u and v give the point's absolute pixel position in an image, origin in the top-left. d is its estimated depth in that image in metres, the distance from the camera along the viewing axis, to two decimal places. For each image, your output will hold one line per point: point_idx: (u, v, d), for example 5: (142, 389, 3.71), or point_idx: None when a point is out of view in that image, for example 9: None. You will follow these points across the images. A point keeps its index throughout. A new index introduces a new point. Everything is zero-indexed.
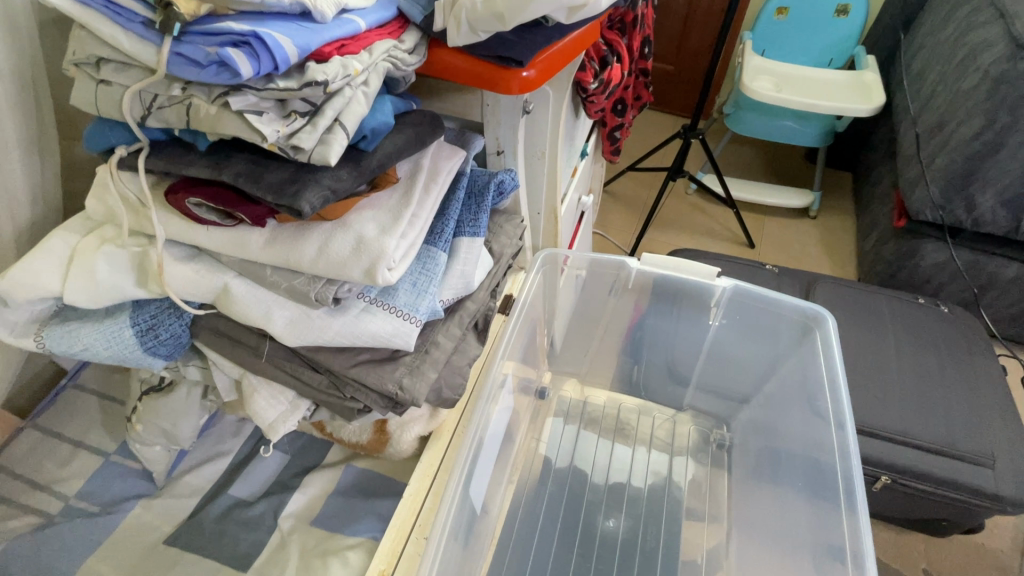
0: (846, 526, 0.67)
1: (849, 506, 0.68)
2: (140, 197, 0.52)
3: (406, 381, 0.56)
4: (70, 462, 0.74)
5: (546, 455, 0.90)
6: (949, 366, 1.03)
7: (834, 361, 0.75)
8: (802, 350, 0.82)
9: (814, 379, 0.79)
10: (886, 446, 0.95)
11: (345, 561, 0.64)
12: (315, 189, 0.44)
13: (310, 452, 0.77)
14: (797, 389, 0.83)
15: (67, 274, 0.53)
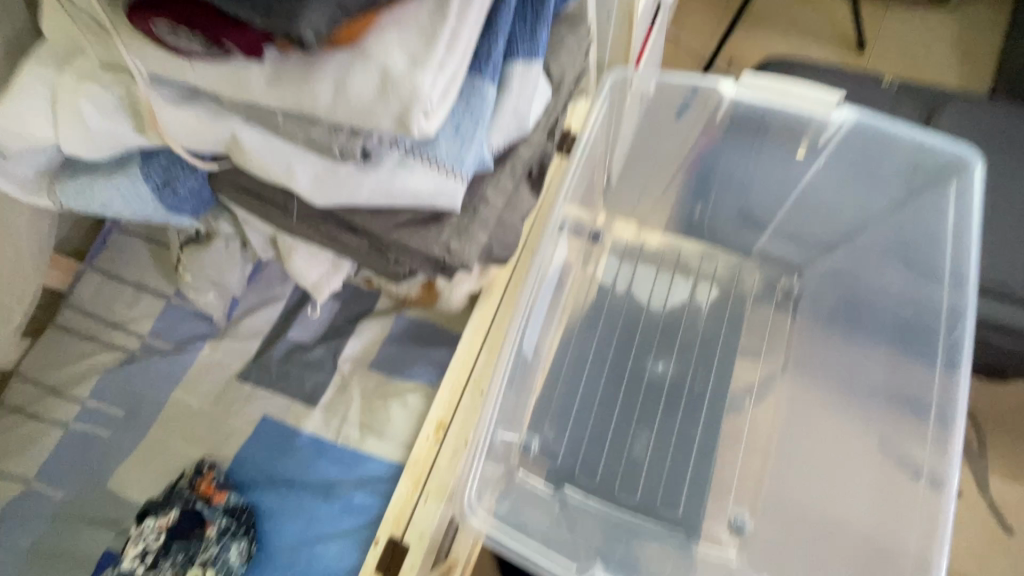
0: (937, 383, 0.64)
1: (948, 364, 0.63)
2: (98, 19, 0.41)
3: (454, 244, 0.49)
4: (136, 303, 0.77)
5: (603, 281, 0.87)
6: None
7: (967, 201, 0.65)
8: (926, 198, 0.70)
9: (937, 231, 0.69)
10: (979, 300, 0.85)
11: (405, 403, 0.68)
12: (318, 3, 0.31)
13: (361, 299, 0.77)
14: (904, 240, 0.73)
15: (54, 119, 0.45)
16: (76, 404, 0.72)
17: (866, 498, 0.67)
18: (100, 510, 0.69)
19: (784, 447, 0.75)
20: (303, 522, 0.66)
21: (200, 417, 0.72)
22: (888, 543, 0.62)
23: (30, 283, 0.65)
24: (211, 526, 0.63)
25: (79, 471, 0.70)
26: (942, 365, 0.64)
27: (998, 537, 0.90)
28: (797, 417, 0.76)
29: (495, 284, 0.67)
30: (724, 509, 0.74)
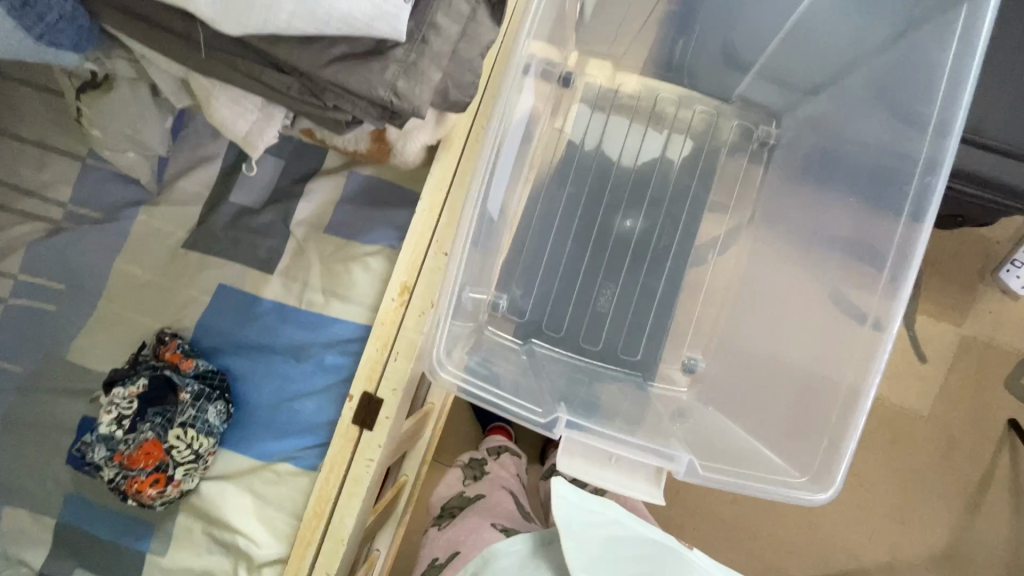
0: (897, 235, 0.61)
1: (914, 215, 0.60)
2: None
3: (401, 84, 0.42)
4: (46, 166, 0.68)
5: (571, 136, 0.81)
6: None
7: (978, 33, 0.57)
8: (930, 27, 0.61)
9: (933, 67, 0.61)
10: None
11: (366, 267, 0.65)
12: None
13: (307, 157, 0.70)
14: (898, 77, 0.65)
15: None
16: (8, 279, 0.68)
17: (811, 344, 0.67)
18: (65, 381, 0.68)
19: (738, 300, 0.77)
20: (277, 383, 0.67)
21: (150, 288, 0.69)
22: (821, 383, 0.64)
23: None
24: (184, 391, 0.63)
25: (31, 345, 0.68)
26: (906, 216, 0.61)
27: (914, 366, 1.02)
28: (758, 271, 0.76)
29: (454, 138, 0.61)
30: (678, 360, 0.79)
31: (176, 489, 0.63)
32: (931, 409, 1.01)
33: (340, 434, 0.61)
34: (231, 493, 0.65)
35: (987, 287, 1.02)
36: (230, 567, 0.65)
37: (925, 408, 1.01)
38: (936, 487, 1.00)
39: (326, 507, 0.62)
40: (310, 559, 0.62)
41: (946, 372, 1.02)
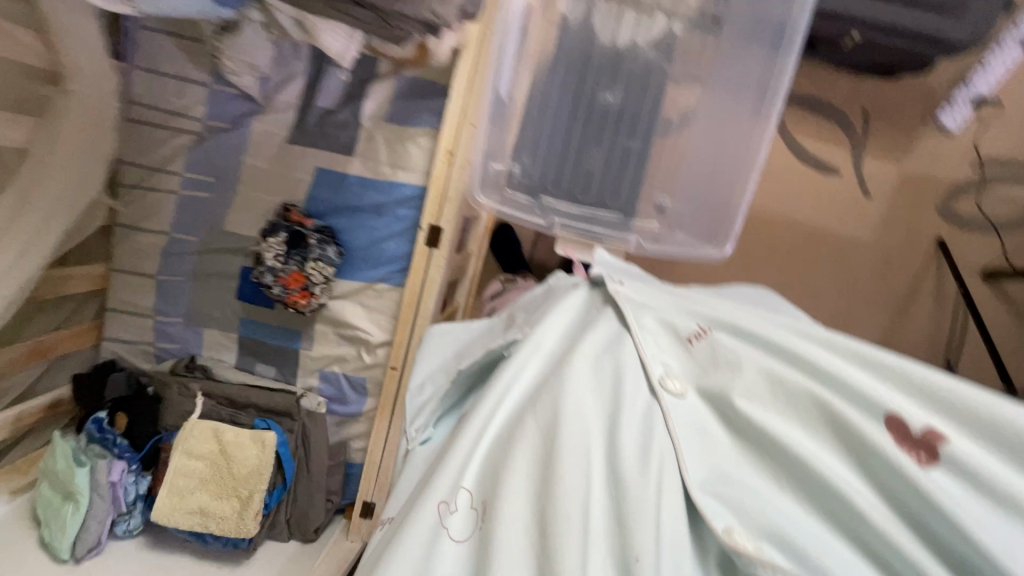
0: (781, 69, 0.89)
1: (788, 49, 0.88)
2: None
3: (438, 8, 0.69)
4: (185, 93, 0.97)
5: (560, 27, 0.96)
6: None
7: None
8: None
9: None
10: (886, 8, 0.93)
11: (418, 144, 0.95)
12: None
13: (365, 64, 0.95)
14: None
15: None
16: (177, 177, 1.01)
17: (721, 188, 0.98)
18: (228, 243, 1.02)
19: (692, 170, 1.01)
20: (367, 231, 0.98)
21: (272, 173, 0.99)
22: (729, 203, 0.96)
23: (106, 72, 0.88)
24: (310, 237, 0.96)
25: (201, 221, 1.02)
26: (784, 54, 0.89)
27: (859, 202, 1.33)
28: (707, 133, 0.99)
29: (473, 38, 0.89)
30: (651, 202, 1.02)
31: (315, 302, 0.97)
32: (872, 236, 1.34)
33: (417, 251, 0.95)
34: (351, 306, 1.01)
35: (926, 129, 1.30)
36: (356, 351, 1.02)
37: (867, 236, 1.34)
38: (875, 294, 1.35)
39: (414, 299, 0.97)
40: (409, 328, 0.98)
41: (883, 203, 1.33)
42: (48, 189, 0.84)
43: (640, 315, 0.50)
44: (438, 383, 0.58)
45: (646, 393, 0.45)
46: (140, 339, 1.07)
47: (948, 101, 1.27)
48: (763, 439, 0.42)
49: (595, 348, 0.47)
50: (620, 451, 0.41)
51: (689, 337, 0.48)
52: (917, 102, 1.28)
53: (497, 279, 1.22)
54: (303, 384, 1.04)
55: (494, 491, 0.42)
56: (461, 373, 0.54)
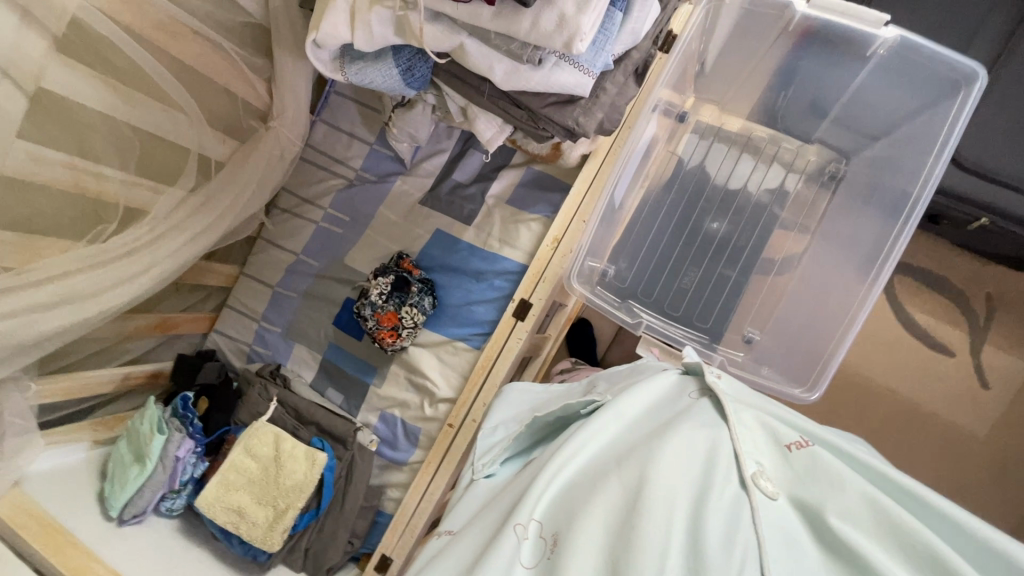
0: (894, 234, 0.87)
1: (906, 219, 0.86)
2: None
3: (581, 119, 0.80)
4: (351, 147, 1.16)
5: (680, 159, 1.05)
6: None
7: (954, 128, 0.83)
8: (935, 108, 0.87)
9: (933, 132, 0.87)
10: (1022, 199, 0.92)
11: (530, 227, 1.04)
12: (550, 13, 0.64)
13: (502, 153, 1.08)
14: (916, 141, 0.89)
15: (352, 26, 0.74)
16: (321, 211, 1.17)
17: (817, 334, 0.94)
18: (342, 274, 1.14)
19: (788, 311, 0.99)
20: (462, 292, 1.06)
21: (398, 225, 1.13)
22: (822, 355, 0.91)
23: (301, 119, 1.09)
24: (413, 285, 1.05)
25: (326, 251, 1.16)
26: (902, 222, 0.87)
27: (976, 393, 1.22)
28: (814, 278, 0.97)
29: (600, 151, 1.00)
30: (739, 334, 1.01)
31: (400, 343, 1.05)
32: (987, 434, 1.20)
33: (504, 320, 1.01)
34: (428, 356, 1.06)
35: None
36: (419, 401, 1.06)
37: (981, 432, 1.20)
38: (982, 501, 1.19)
39: (488, 364, 1.01)
40: (475, 392, 1.00)
41: (1003, 401, 1.20)
42: (226, 196, 1.01)
43: (739, 412, 0.50)
44: (511, 428, 0.61)
45: (736, 484, 0.45)
46: (241, 340, 1.19)
47: None
48: (858, 565, 0.39)
49: (692, 428, 0.48)
50: (704, 530, 0.40)
51: (789, 444, 0.47)
52: None
53: (566, 363, 1.24)
54: (363, 419, 1.08)
55: (565, 531, 0.44)
56: (536, 419, 0.57)
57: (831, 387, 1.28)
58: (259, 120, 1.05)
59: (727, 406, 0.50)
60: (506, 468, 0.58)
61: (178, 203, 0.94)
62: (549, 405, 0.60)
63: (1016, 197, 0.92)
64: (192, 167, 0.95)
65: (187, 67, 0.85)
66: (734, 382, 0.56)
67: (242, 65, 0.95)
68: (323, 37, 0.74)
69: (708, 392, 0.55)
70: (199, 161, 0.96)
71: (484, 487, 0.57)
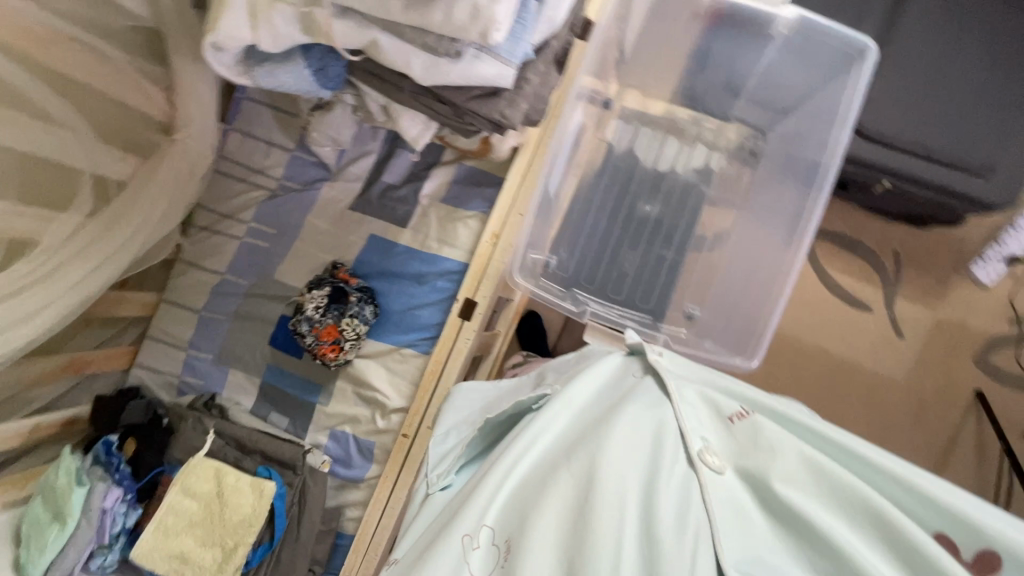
0: (811, 204, 0.92)
1: (819, 189, 0.91)
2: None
3: (507, 111, 0.79)
4: (269, 155, 1.10)
5: (608, 144, 1.07)
6: (993, 72, 0.99)
7: (855, 98, 0.88)
8: (838, 80, 0.93)
9: (838, 103, 0.92)
10: (916, 162, 1.01)
11: (467, 224, 1.02)
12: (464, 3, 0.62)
13: (431, 151, 1.06)
14: (824, 113, 0.95)
15: (253, 25, 0.68)
16: (244, 225, 1.10)
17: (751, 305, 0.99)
18: (273, 291, 1.08)
19: (724, 285, 1.03)
20: (404, 296, 1.03)
21: (329, 233, 1.08)
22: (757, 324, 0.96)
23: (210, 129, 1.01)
24: (351, 295, 1.01)
25: (253, 268, 1.09)
26: (817, 192, 0.92)
27: (893, 342, 1.32)
28: (743, 251, 1.02)
29: (529, 142, 1.00)
30: (681, 311, 1.04)
31: (343, 356, 1.00)
32: (905, 378, 1.31)
33: (450, 322, 0.99)
34: (375, 367, 1.03)
35: (957, 279, 1.32)
36: (370, 414, 1.02)
37: (900, 377, 1.31)
38: (906, 440, 1.30)
39: (438, 368, 0.99)
40: (427, 398, 0.98)
41: (917, 347, 1.31)
42: (133, 217, 0.93)
43: (682, 388, 0.51)
44: (463, 432, 0.59)
45: (683, 463, 0.45)
46: (168, 372, 1.10)
47: (981, 255, 1.29)
48: (800, 525, 0.41)
49: (639, 412, 0.48)
50: (656, 513, 0.41)
51: (730, 416, 0.48)
52: (948, 251, 1.32)
53: (518, 357, 1.23)
54: (311, 441, 1.03)
55: (521, 531, 0.43)
56: (488, 420, 0.56)
57: (769, 352, 1.35)
58: (162, 133, 0.97)
59: (670, 385, 0.51)
60: (462, 473, 0.57)
61: (76, 231, 0.85)
62: (499, 404, 0.59)
63: (911, 160, 1.01)
64: (87, 190, 0.86)
65: (67, 78, 0.76)
66: (677, 357, 0.57)
67: (132, 73, 0.86)
68: (221, 39, 0.69)
69: (651, 372, 0.56)
70: (95, 182, 0.88)
71: (441, 496, 0.55)
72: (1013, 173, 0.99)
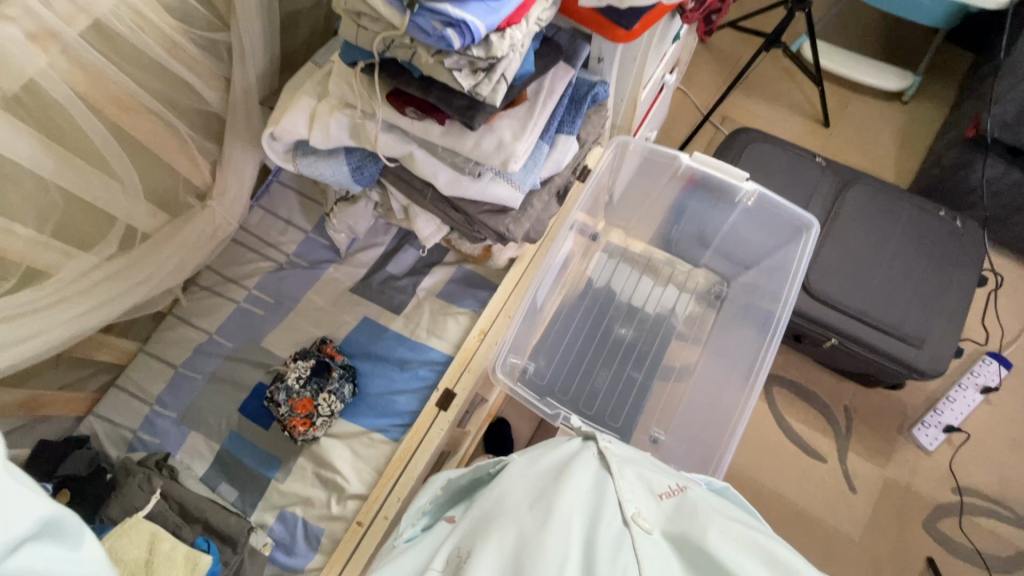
0: (765, 346, 1.02)
1: (773, 334, 1.02)
2: (349, 99, 0.80)
3: (511, 226, 0.91)
4: (286, 233, 1.19)
5: (591, 273, 1.20)
6: (914, 260, 1.18)
7: (801, 260, 1.04)
8: (789, 245, 1.09)
9: (788, 265, 1.08)
10: (855, 324, 1.15)
11: (457, 320, 1.09)
12: (491, 137, 0.77)
13: (435, 251, 1.17)
14: (776, 272, 1.11)
15: (311, 125, 0.82)
16: (244, 291, 1.15)
17: (707, 428, 1.04)
18: (257, 357, 1.10)
19: (685, 412, 1.09)
20: (384, 380, 1.06)
21: (325, 310, 1.13)
22: (712, 447, 1.00)
23: (241, 201, 1.12)
24: (334, 371, 1.04)
25: (243, 333, 1.12)
26: (771, 336, 1.03)
27: (847, 496, 1.36)
28: (704, 383, 1.10)
29: (525, 258, 1.12)
30: (646, 434, 1.07)
31: (313, 431, 1.00)
32: (860, 536, 1.32)
33: (426, 410, 1.01)
34: (341, 448, 1.02)
35: (902, 441, 1.40)
36: (325, 498, 0.99)
37: (855, 534, 1.32)
38: None
39: (406, 455, 0.98)
40: (389, 486, 0.96)
41: (869, 505, 1.35)
42: (147, 265, 0.99)
43: (622, 467, 0.57)
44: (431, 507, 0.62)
45: (619, 525, 0.50)
46: (123, 426, 1.06)
47: (922, 420, 1.40)
48: None
49: (586, 481, 0.54)
50: (592, 562, 0.45)
51: (661, 494, 0.55)
52: (893, 413, 1.42)
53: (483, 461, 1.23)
54: (257, 519, 0.98)
55: (467, 557, 0.48)
56: (451, 480, 0.62)
57: None
58: (197, 197, 1.06)
59: (613, 463, 0.57)
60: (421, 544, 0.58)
61: (90, 270, 0.90)
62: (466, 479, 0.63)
63: (853, 322, 1.15)
64: (115, 237, 0.93)
65: (135, 140, 0.88)
66: (624, 446, 0.63)
67: (190, 145, 0.98)
68: (282, 131, 0.82)
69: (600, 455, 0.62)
70: (124, 232, 0.94)
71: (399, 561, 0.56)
72: (941, 346, 1.13)
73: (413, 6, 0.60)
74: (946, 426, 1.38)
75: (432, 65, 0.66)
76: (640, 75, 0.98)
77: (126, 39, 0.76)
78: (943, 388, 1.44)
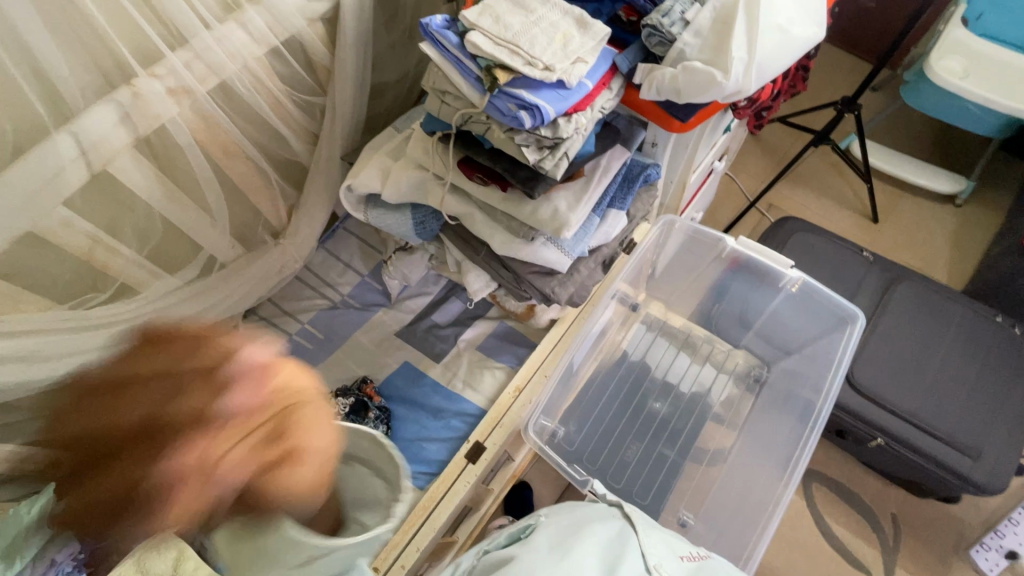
0: (806, 439, 0.98)
1: (813, 426, 0.98)
2: (421, 162, 0.89)
3: (556, 288, 0.95)
4: (344, 275, 1.27)
5: (629, 343, 1.21)
6: (967, 364, 1.15)
7: (845, 353, 1.02)
8: (833, 336, 1.08)
9: (832, 356, 1.06)
10: (903, 426, 1.10)
11: (493, 374, 1.12)
12: (547, 205, 0.83)
13: (479, 306, 1.22)
14: (818, 361, 1.09)
15: (384, 181, 0.91)
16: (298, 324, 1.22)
17: (739, 520, 1.00)
18: None
19: (717, 499, 1.05)
20: (417, 426, 1.08)
21: (370, 351, 1.18)
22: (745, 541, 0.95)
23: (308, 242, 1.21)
24: (371, 411, 1.07)
25: None
26: (811, 428, 0.99)
27: None
28: (738, 470, 1.07)
29: (565, 321, 1.15)
30: (674, 516, 1.04)
31: None
32: None
33: (455, 461, 1.02)
34: None
35: (957, 563, 1.28)
36: None
37: None
38: None
39: (430, 504, 0.98)
40: (409, 534, 0.95)
41: None
42: (217, 292, 1.08)
43: (641, 526, 0.64)
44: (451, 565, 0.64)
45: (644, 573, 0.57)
46: None
47: (979, 542, 1.29)
48: None
49: (610, 535, 0.61)
50: None
51: (682, 555, 0.62)
52: (946, 530, 1.32)
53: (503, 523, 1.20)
54: None
55: None
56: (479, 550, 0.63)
57: None
58: (271, 235, 1.16)
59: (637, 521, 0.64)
60: None
61: (171, 290, 0.99)
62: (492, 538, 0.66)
63: (900, 423, 1.10)
64: (196, 263, 1.02)
65: (230, 181, 0.99)
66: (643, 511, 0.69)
67: (275, 189, 1.09)
68: (359, 184, 0.91)
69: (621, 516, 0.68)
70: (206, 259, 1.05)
71: None
72: (999, 460, 1.06)
73: (493, 90, 0.68)
74: (1010, 552, 1.22)
75: (503, 140, 0.74)
76: (691, 160, 1.05)
77: (242, 97, 0.89)
78: (1003, 508, 1.33)
